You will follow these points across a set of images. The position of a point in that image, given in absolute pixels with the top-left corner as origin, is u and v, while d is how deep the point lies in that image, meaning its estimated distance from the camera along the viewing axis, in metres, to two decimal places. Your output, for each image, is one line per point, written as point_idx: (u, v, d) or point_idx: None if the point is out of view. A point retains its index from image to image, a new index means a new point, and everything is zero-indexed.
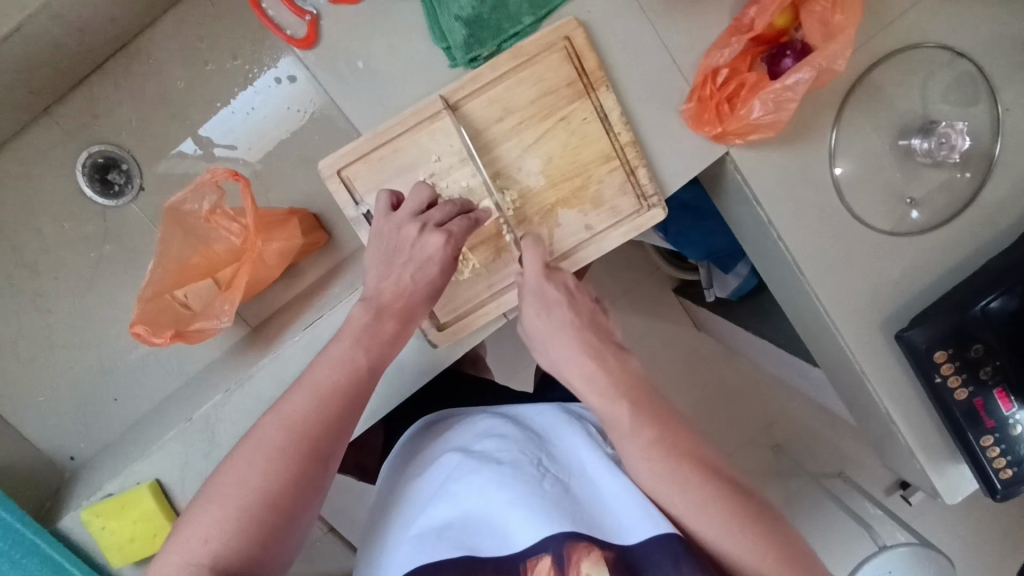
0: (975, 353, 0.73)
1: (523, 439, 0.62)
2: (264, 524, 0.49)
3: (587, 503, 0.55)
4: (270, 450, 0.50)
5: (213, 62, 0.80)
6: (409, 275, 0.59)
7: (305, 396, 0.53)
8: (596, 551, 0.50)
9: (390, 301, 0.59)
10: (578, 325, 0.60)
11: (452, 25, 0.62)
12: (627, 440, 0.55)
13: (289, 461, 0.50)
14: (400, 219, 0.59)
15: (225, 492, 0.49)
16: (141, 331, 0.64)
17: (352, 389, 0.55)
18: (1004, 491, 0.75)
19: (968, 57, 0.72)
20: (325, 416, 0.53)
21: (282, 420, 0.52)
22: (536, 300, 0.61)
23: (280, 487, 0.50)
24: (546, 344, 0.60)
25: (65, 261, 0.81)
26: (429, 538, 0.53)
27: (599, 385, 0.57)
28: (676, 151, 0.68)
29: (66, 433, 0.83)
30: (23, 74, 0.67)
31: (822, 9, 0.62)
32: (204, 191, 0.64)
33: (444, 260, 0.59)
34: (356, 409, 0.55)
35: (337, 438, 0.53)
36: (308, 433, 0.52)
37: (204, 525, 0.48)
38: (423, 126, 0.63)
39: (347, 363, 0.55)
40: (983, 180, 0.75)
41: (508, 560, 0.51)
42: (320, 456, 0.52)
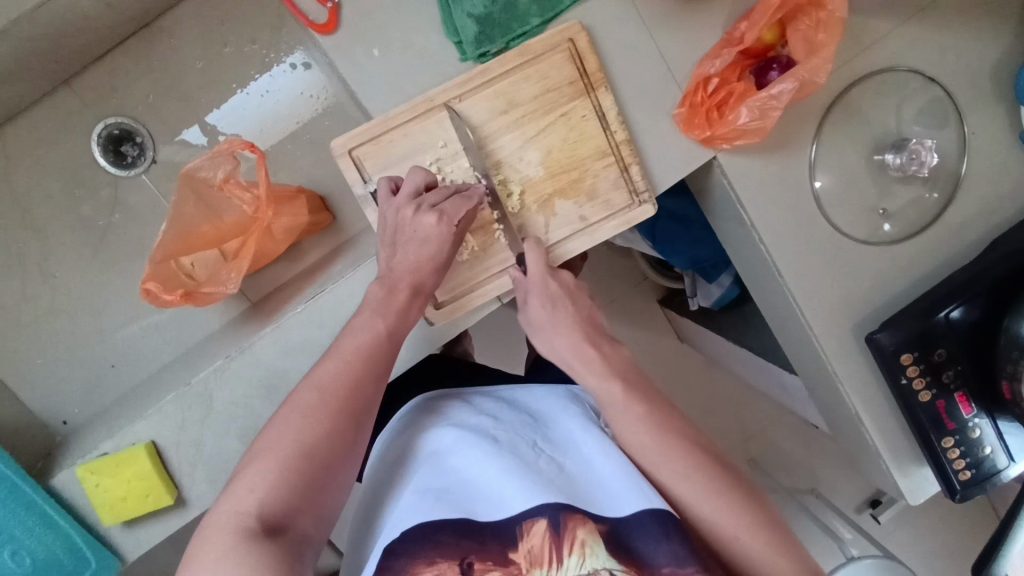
0: (938, 357, 0.78)
1: (519, 421, 0.65)
2: (305, 475, 0.51)
3: (582, 481, 0.59)
4: (305, 409, 0.54)
5: (232, 45, 0.83)
6: (415, 254, 0.63)
7: (336, 366, 0.57)
8: (590, 523, 0.54)
9: (403, 276, 0.63)
10: (576, 319, 0.67)
11: (464, 22, 0.66)
12: (621, 413, 0.61)
13: (323, 419, 0.54)
14: (399, 202, 0.64)
15: (268, 447, 0.52)
16: (152, 287, 0.66)
17: (376, 355, 0.59)
18: (962, 491, 0.79)
19: (939, 83, 0.78)
20: (354, 379, 0.57)
21: (314, 385, 0.55)
22: (543, 294, 0.67)
23: (317, 441, 0.53)
24: (543, 333, 0.67)
25: (73, 228, 0.84)
26: (427, 498, 0.56)
27: (594, 366, 0.64)
28: (667, 152, 0.72)
29: (61, 396, 0.84)
30: (51, 42, 0.70)
31: (806, 28, 0.68)
32: (220, 160, 0.67)
33: (441, 235, 0.62)
34: (379, 374, 0.58)
35: (366, 398, 0.57)
36: (339, 392, 0.55)
37: (250, 477, 0.50)
38: (431, 114, 0.67)
39: (368, 331, 0.59)
40: (949, 198, 0.80)
41: (504, 526, 0.54)
42: (353, 417, 0.55)
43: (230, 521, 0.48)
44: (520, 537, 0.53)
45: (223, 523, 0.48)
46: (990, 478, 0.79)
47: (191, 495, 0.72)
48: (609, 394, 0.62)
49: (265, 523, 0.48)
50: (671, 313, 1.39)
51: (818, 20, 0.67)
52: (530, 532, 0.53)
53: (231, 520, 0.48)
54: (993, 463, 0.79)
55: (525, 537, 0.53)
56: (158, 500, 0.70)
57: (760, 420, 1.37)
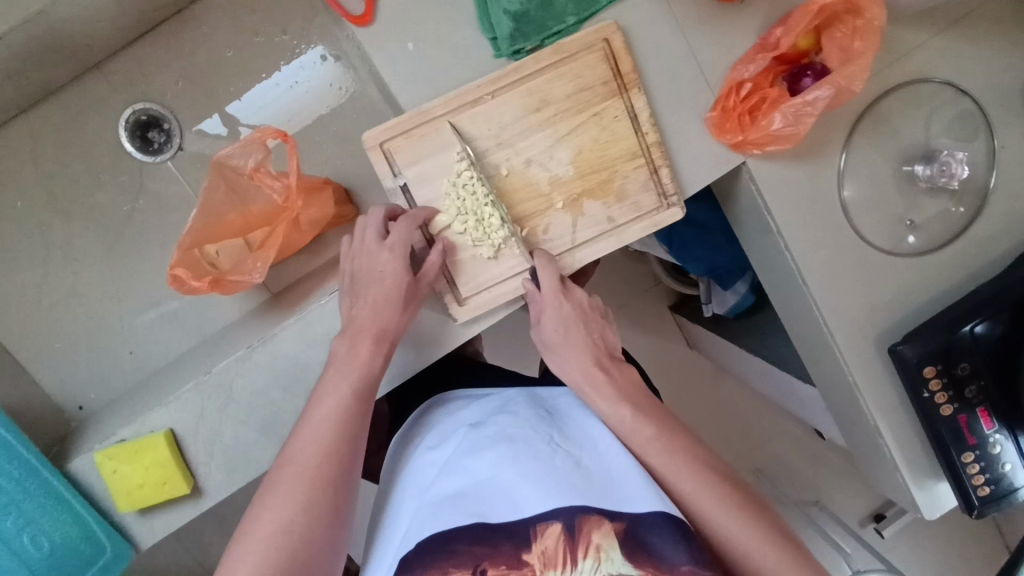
0: (961, 371, 0.77)
1: (535, 417, 0.65)
2: (290, 556, 0.52)
3: (599, 478, 0.58)
4: (282, 487, 0.55)
5: (262, 34, 0.83)
6: (375, 292, 0.63)
7: (309, 434, 0.58)
8: (607, 524, 0.53)
9: (362, 323, 0.63)
10: (587, 342, 0.69)
11: (500, 18, 0.66)
12: (631, 433, 0.62)
13: (300, 496, 0.55)
14: (354, 246, 0.66)
15: (249, 534, 0.53)
16: (180, 273, 0.65)
17: (348, 417, 0.59)
18: (980, 507, 0.78)
19: (970, 96, 0.78)
20: (328, 444, 0.57)
21: (290, 460, 0.56)
22: (557, 316, 0.68)
23: (296, 521, 0.54)
24: (556, 353, 0.69)
25: (97, 213, 0.83)
26: (442, 507, 0.56)
27: (603, 391, 0.65)
28: (698, 155, 0.72)
29: (78, 381, 0.84)
30: (85, 25, 0.69)
31: (842, 36, 0.68)
32: (252, 149, 0.66)
33: (396, 272, 0.64)
34: (353, 434, 0.59)
35: (341, 462, 0.57)
36: (313, 461, 0.56)
37: (232, 566, 0.52)
38: (463, 109, 0.67)
39: (334, 395, 0.59)
40: (976, 213, 0.80)
41: (518, 526, 0.54)
42: (329, 487, 0.56)
43: None
44: (534, 537, 0.53)
45: None
46: (1009, 495, 0.78)
47: (208, 484, 0.72)
48: (620, 422, 0.63)
49: None
50: (681, 321, 1.38)
51: (854, 28, 0.67)
52: (544, 534, 0.53)
53: None
54: (1011, 481, 0.79)
55: (538, 538, 0.53)
56: (175, 489, 0.70)
57: (769, 430, 1.37)
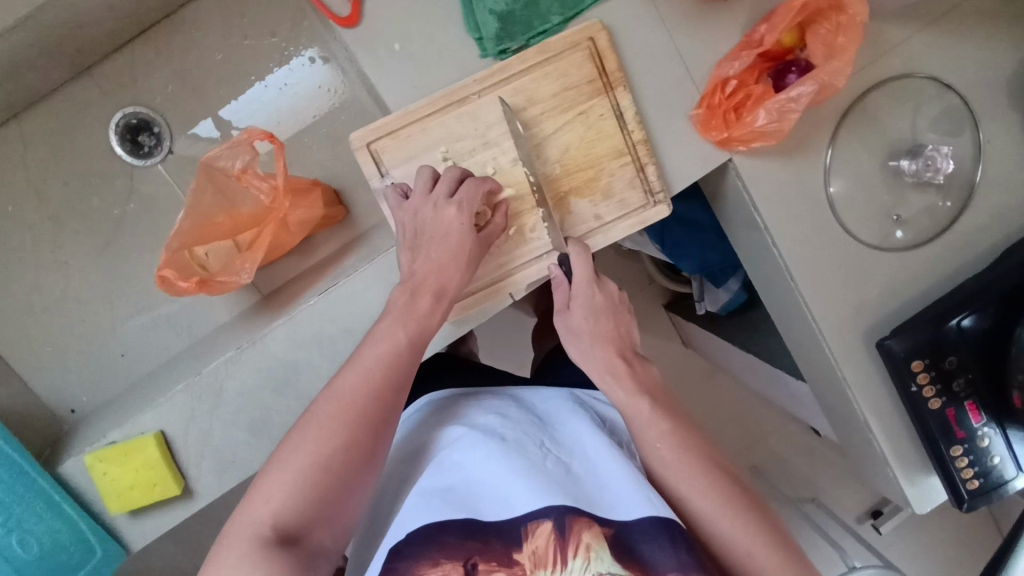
0: (948, 365, 0.78)
1: (527, 423, 0.66)
2: (322, 485, 0.51)
3: (589, 482, 0.59)
4: (325, 420, 0.53)
5: (251, 37, 0.83)
6: (438, 254, 0.61)
7: (356, 373, 0.56)
8: (596, 526, 0.54)
9: (425, 279, 0.61)
10: (614, 334, 0.67)
11: (486, 18, 0.67)
12: (645, 430, 0.61)
13: (342, 431, 0.53)
14: (416, 202, 0.63)
15: (285, 459, 0.52)
16: (167, 275, 0.66)
17: (397, 364, 0.57)
18: (970, 500, 0.79)
19: (955, 91, 0.78)
20: (376, 390, 0.56)
21: (334, 395, 0.55)
22: (586, 305, 0.66)
23: (334, 453, 0.52)
24: (580, 342, 0.66)
25: (88, 216, 0.84)
26: (433, 498, 0.56)
27: (625, 384, 0.63)
28: (683, 152, 0.72)
29: (70, 385, 0.84)
30: (72, 30, 0.70)
31: (826, 32, 0.68)
32: (240, 150, 0.67)
33: (462, 229, 0.62)
34: (402, 383, 0.57)
35: (387, 410, 0.56)
36: (360, 404, 0.55)
37: (268, 488, 0.51)
38: (449, 109, 0.67)
39: (388, 340, 0.58)
40: (963, 207, 0.80)
41: (508, 524, 0.54)
42: (372, 427, 0.55)
43: (250, 534, 0.49)
44: (524, 537, 0.53)
45: (243, 537, 0.49)
46: (998, 488, 0.79)
47: (199, 486, 0.72)
48: (637, 412, 0.62)
49: (281, 536, 0.49)
50: (676, 319, 1.38)
51: (838, 23, 0.67)
52: (535, 532, 0.53)
53: (251, 533, 0.49)
54: (1001, 474, 0.79)
55: (529, 537, 0.53)
56: (166, 490, 0.70)
57: (764, 427, 1.37)
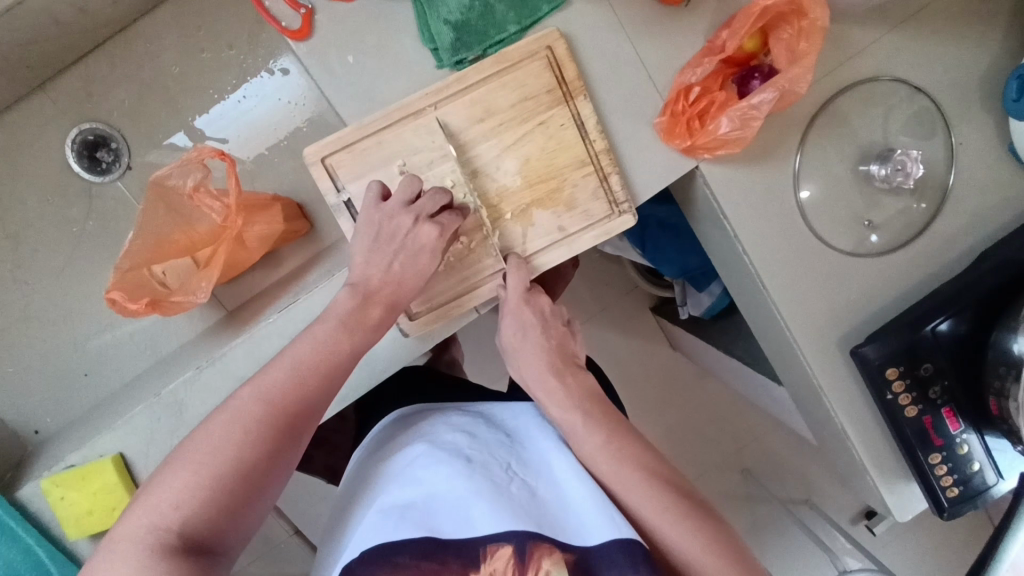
0: (925, 372, 0.76)
1: (494, 441, 0.64)
2: (234, 488, 0.49)
3: (553, 507, 0.57)
4: (246, 422, 0.51)
5: (209, 50, 0.82)
6: (405, 267, 0.62)
7: (282, 372, 0.54)
8: (557, 553, 0.52)
9: (384, 290, 0.61)
10: (546, 347, 0.67)
11: (441, 29, 0.65)
12: (581, 440, 0.61)
13: (262, 432, 0.51)
14: (391, 209, 0.62)
15: (195, 457, 0.49)
16: (116, 297, 0.64)
17: (330, 368, 0.56)
18: (951, 509, 0.77)
19: (926, 93, 0.77)
20: (303, 393, 0.54)
21: (258, 393, 0.52)
22: (515, 319, 0.67)
23: (253, 455, 0.50)
24: (513, 356, 0.68)
25: (47, 235, 0.82)
26: (392, 515, 0.53)
27: (558, 397, 0.63)
28: (648, 161, 0.71)
29: (33, 406, 0.83)
30: (21, 47, 0.69)
31: (788, 36, 0.67)
32: (190, 169, 0.66)
33: (435, 250, 0.62)
34: (331, 388, 0.56)
35: (311, 415, 0.54)
36: (286, 408, 0.52)
37: (175, 490, 0.47)
38: (405, 122, 0.66)
39: (321, 341, 0.56)
40: (937, 210, 0.79)
41: (467, 546, 0.52)
42: (295, 430, 0.53)
43: (146, 538, 0.45)
44: (483, 559, 0.52)
45: (139, 540, 0.45)
46: (979, 495, 0.77)
47: None
48: (572, 427, 0.62)
49: (184, 540, 0.46)
50: (664, 323, 1.36)
51: (799, 28, 0.66)
52: (493, 555, 0.52)
53: (148, 537, 0.45)
54: (982, 480, 0.77)
55: (487, 559, 0.52)
56: (125, 513, 0.69)
57: (751, 431, 1.35)
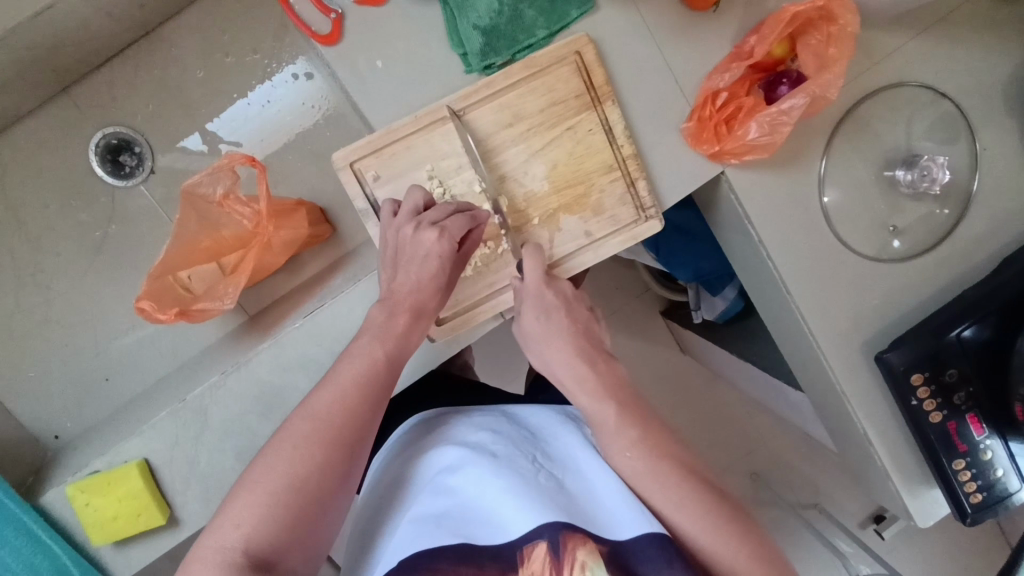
0: (950, 377, 0.76)
1: (519, 439, 0.63)
2: (295, 507, 0.49)
3: (584, 500, 0.56)
4: (297, 440, 0.51)
5: (233, 54, 0.82)
6: (417, 274, 0.60)
7: (331, 390, 0.54)
8: (591, 543, 0.51)
9: (403, 297, 0.60)
10: (572, 331, 0.65)
11: (470, 33, 0.65)
12: (607, 430, 0.59)
13: (315, 450, 0.51)
14: (400, 221, 0.62)
15: (256, 480, 0.50)
16: (146, 306, 0.64)
17: (375, 381, 0.56)
18: (973, 515, 0.77)
19: (950, 98, 0.77)
20: (350, 408, 0.54)
21: (308, 414, 0.53)
22: (536, 306, 0.65)
23: (309, 472, 0.50)
24: (538, 345, 0.65)
25: (68, 239, 0.82)
26: (427, 522, 0.53)
27: (587, 382, 0.62)
28: (674, 166, 0.71)
29: (53, 410, 0.83)
30: (48, 52, 0.68)
31: (817, 42, 0.67)
32: (220, 176, 0.65)
33: (443, 253, 0.60)
34: (379, 402, 0.56)
35: (361, 430, 0.54)
36: (335, 423, 0.53)
37: (236, 512, 0.49)
38: (433, 126, 0.66)
39: (364, 357, 0.57)
40: (961, 215, 0.79)
41: (504, 549, 0.52)
42: (346, 446, 0.53)
43: (217, 560, 0.46)
44: (521, 561, 0.51)
45: (211, 563, 0.46)
46: (1002, 502, 0.77)
47: (184, 514, 0.70)
48: (603, 417, 0.60)
49: (253, 562, 0.47)
50: (674, 326, 1.36)
51: (828, 35, 0.66)
52: (530, 557, 0.51)
53: (218, 558, 0.47)
54: (1005, 486, 0.77)
55: (525, 562, 0.51)
56: (150, 519, 0.69)
57: (763, 435, 1.35)
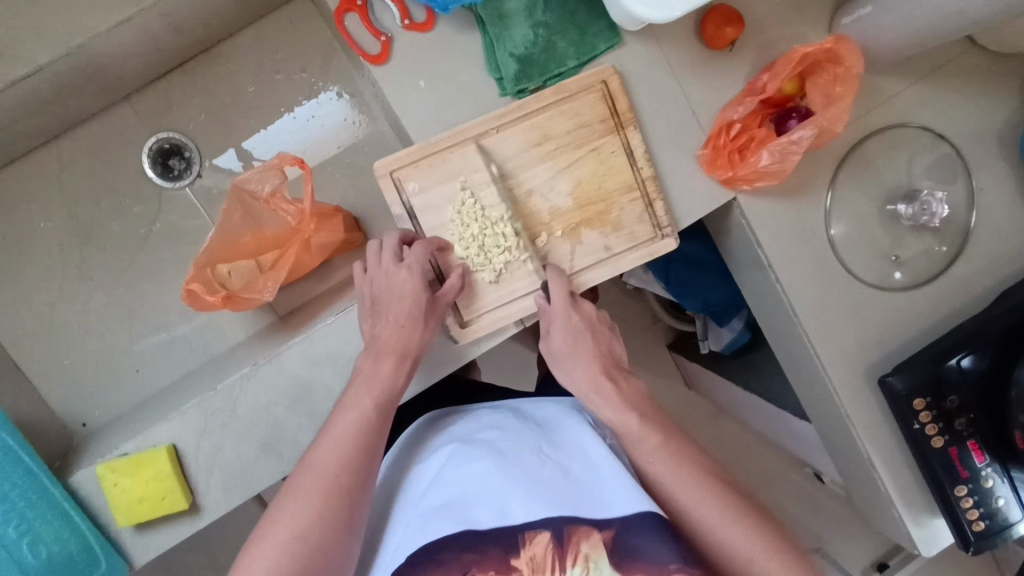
0: (950, 404, 0.79)
1: (526, 430, 0.65)
2: (301, 557, 0.52)
3: (588, 486, 0.58)
4: (297, 493, 0.55)
5: (283, 72, 0.88)
6: (396, 314, 0.65)
7: (327, 443, 0.59)
8: (595, 534, 0.54)
9: (387, 342, 0.64)
10: (599, 353, 0.68)
11: (506, 60, 0.71)
12: (637, 443, 0.61)
13: (316, 503, 0.55)
14: (370, 271, 0.67)
15: (262, 536, 0.53)
16: (195, 288, 0.69)
17: (367, 430, 0.60)
18: (976, 543, 0.79)
19: (949, 141, 0.83)
20: (348, 457, 0.58)
21: (310, 469, 0.57)
22: (565, 328, 0.68)
23: (309, 523, 0.54)
24: (564, 364, 0.67)
25: (114, 235, 0.87)
26: (433, 514, 0.56)
27: (614, 401, 0.64)
28: (690, 190, 0.76)
29: (85, 398, 0.86)
30: (121, 60, 0.75)
31: (825, 82, 0.73)
32: (270, 175, 0.70)
33: (415, 288, 0.65)
34: (371, 448, 0.60)
35: (358, 477, 0.57)
36: (330, 473, 0.56)
37: (246, 570, 0.52)
38: (469, 142, 0.71)
39: (355, 409, 0.60)
40: (959, 251, 0.83)
41: (507, 532, 0.54)
42: (346, 495, 0.56)
43: None
44: (523, 543, 0.54)
45: None
46: (1003, 531, 0.79)
47: (206, 501, 0.72)
48: (628, 428, 0.62)
49: None
50: (679, 358, 1.38)
51: (835, 75, 0.72)
52: (532, 541, 0.54)
53: None
54: (1006, 515, 0.79)
55: (527, 544, 0.54)
56: (174, 504, 0.71)
57: (768, 471, 1.36)
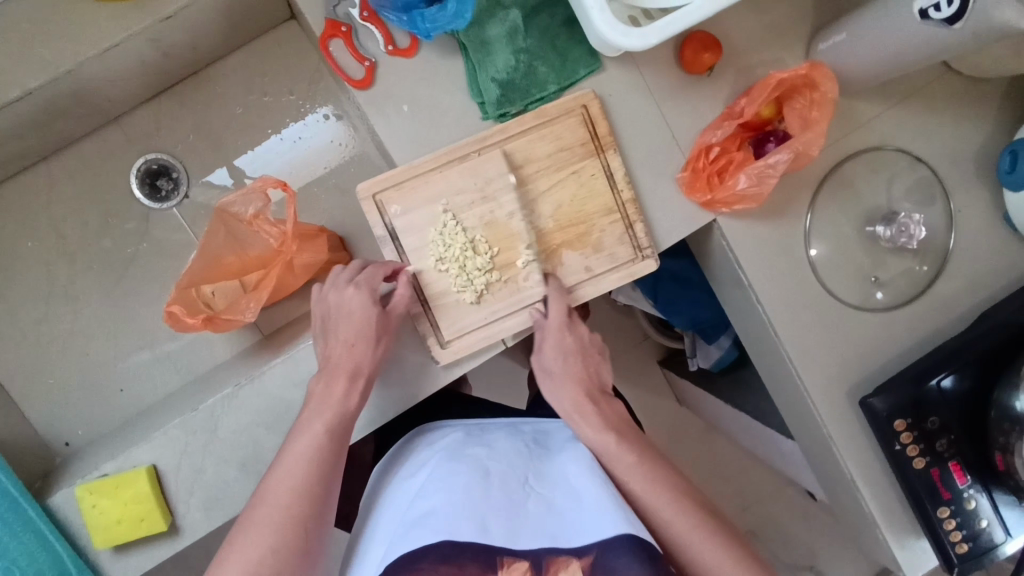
0: (931, 425, 0.79)
1: (514, 456, 0.65)
2: None
3: (569, 512, 0.57)
4: (257, 523, 0.58)
5: (271, 94, 0.89)
6: (344, 332, 0.67)
7: (282, 471, 0.60)
8: (573, 562, 0.53)
9: (338, 362, 0.66)
10: (581, 376, 0.71)
11: (488, 85, 0.72)
12: (618, 463, 0.63)
13: (273, 532, 0.57)
14: (321, 292, 0.70)
15: (223, 561, 0.56)
16: (176, 310, 0.69)
17: (322, 459, 0.62)
18: (960, 565, 0.78)
19: (926, 163, 0.84)
20: (303, 488, 0.60)
21: (268, 497, 0.59)
22: (556, 346, 0.72)
23: (267, 552, 0.56)
24: (551, 380, 0.71)
25: (100, 254, 0.88)
26: (414, 527, 0.55)
27: (594, 420, 0.67)
28: (670, 211, 0.77)
29: (69, 417, 0.86)
30: (110, 84, 0.76)
31: (801, 106, 0.74)
32: (252, 198, 0.71)
33: (366, 305, 0.67)
34: (325, 476, 0.62)
35: (313, 504, 0.60)
36: (286, 502, 0.59)
37: None
38: (451, 165, 0.72)
39: (307, 435, 0.62)
40: (938, 271, 0.84)
41: (486, 550, 0.52)
42: (302, 525, 0.59)
43: None
44: (502, 564, 0.52)
45: None
46: (987, 553, 0.78)
47: (185, 523, 0.72)
48: (607, 446, 0.64)
49: None
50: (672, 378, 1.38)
51: (812, 100, 0.74)
52: (510, 566, 0.52)
53: None
54: (990, 537, 0.78)
55: (505, 566, 0.52)
56: (152, 525, 0.71)
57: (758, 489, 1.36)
